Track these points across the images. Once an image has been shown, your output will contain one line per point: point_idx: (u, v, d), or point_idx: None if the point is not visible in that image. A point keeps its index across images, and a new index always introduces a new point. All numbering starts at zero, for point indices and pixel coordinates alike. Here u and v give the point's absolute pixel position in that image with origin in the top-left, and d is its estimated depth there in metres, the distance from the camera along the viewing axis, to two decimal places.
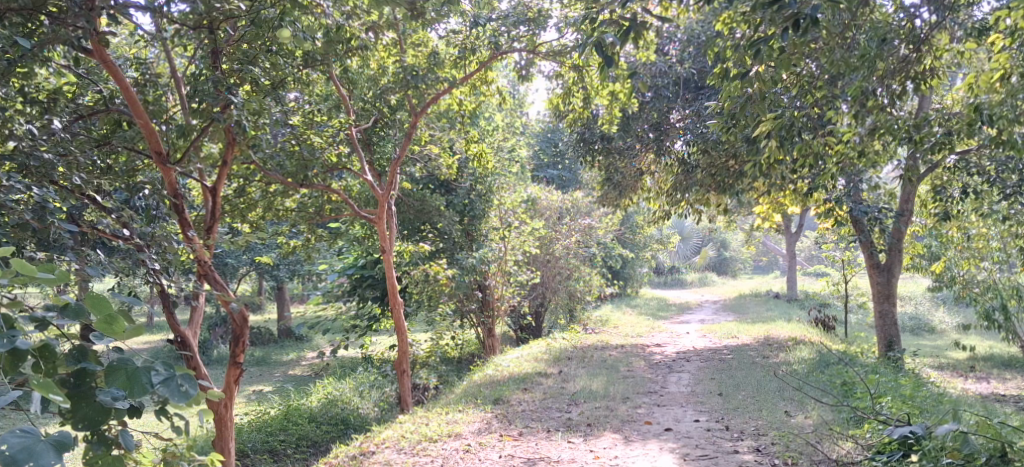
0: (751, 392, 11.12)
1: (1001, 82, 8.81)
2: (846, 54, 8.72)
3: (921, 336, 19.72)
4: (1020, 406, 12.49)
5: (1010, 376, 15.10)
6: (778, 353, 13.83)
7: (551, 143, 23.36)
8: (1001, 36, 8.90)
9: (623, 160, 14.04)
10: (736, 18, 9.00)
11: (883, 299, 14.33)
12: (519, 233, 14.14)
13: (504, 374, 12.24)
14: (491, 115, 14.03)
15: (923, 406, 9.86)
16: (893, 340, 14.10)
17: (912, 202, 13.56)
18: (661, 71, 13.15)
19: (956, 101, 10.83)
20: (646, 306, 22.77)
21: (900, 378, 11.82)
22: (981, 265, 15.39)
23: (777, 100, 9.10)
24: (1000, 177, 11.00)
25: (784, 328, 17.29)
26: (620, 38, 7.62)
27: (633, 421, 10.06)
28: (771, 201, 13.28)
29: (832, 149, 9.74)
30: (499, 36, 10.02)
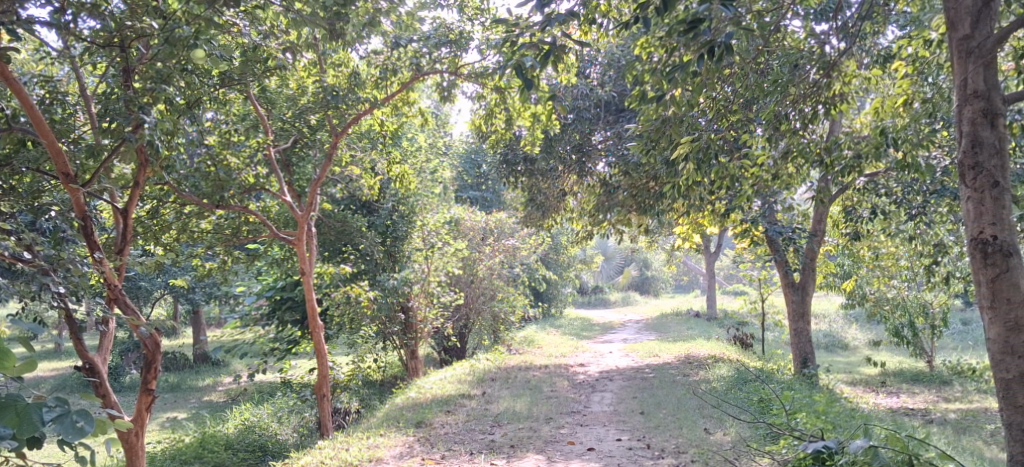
0: (671, 411, 11.26)
1: (904, 107, 9.38)
2: (758, 78, 9.23)
3: (836, 353, 20.24)
4: (928, 420, 12.91)
5: (919, 390, 15.60)
6: (698, 371, 14.05)
7: (474, 164, 23.40)
8: (904, 64, 9.40)
9: (546, 181, 14.05)
10: (654, 43, 9.20)
11: (798, 317, 14.69)
12: (442, 253, 14.07)
13: (427, 397, 12.15)
14: (414, 135, 14.05)
15: (835, 421, 10.12)
16: (807, 357, 14.42)
17: (824, 222, 14.01)
18: (582, 94, 13.33)
19: (863, 125, 11.21)
20: (569, 326, 22.86)
21: (814, 394, 12.11)
22: (890, 283, 15.94)
23: (694, 123, 9.28)
24: (906, 198, 11.41)
25: (704, 346, 17.58)
26: (540, 62, 7.71)
27: (556, 441, 10.08)
28: (690, 222, 13.48)
29: (747, 172, 9.97)
30: (421, 58, 10.10)
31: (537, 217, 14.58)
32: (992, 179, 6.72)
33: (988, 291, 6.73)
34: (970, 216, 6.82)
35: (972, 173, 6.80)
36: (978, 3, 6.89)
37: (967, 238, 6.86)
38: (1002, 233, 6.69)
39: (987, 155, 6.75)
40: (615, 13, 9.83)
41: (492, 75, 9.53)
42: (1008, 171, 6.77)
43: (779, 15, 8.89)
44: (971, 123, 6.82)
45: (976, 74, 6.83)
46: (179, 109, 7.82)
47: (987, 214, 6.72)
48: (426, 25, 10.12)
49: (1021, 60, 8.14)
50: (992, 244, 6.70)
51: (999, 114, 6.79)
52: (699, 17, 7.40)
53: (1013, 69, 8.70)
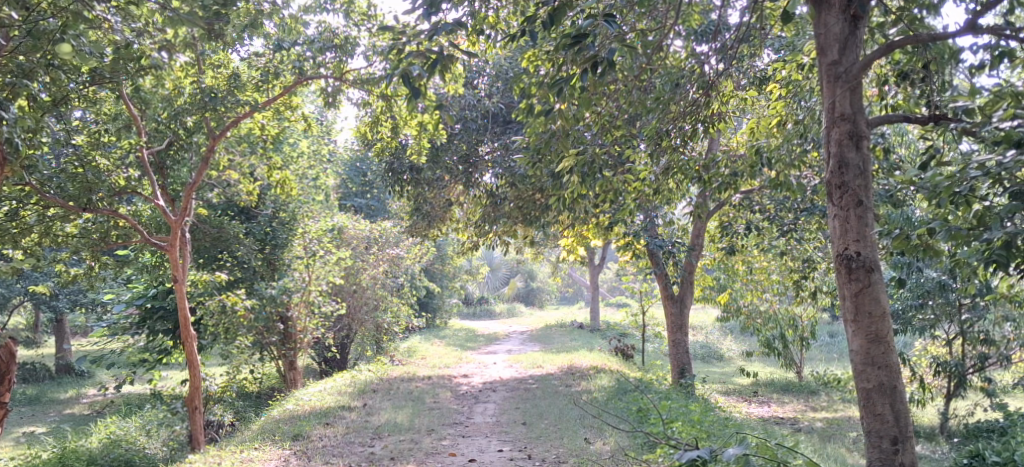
0: (553, 421, 11.33)
1: (778, 128, 9.73)
2: (643, 96, 9.42)
3: (711, 364, 20.80)
4: (797, 428, 13.36)
5: (789, 399, 16.18)
6: (580, 382, 14.20)
7: (359, 172, 23.01)
8: (778, 86, 9.92)
9: (433, 191, 13.92)
10: (542, 57, 9.27)
11: (676, 329, 15.03)
12: (324, 262, 13.69)
13: (306, 409, 11.87)
14: (296, 141, 13.86)
15: (710, 430, 10.42)
16: (685, 367, 14.72)
17: (702, 237, 14.48)
18: (470, 104, 13.33)
19: (740, 143, 11.60)
20: (453, 337, 22.73)
21: (691, 403, 12.39)
22: (763, 296, 16.51)
23: (580, 137, 9.39)
24: (777, 215, 11.93)
25: (587, 357, 17.78)
26: (427, 71, 7.61)
27: (438, 453, 9.98)
28: (574, 234, 13.62)
29: (630, 187, 10.16)
30: (304, 62, 9.99)
31: (423, 226, 14.46)
32: (857, 198, 7.00)
33: (852, 304, 7.00)
34: (836, 233, 7.08)
35: (839, 192, 7.07)
36: (847, 30, 7.19)
37: (833, 254, 7.12)
38: (865, 250, 6.98)
39: (852, 176, 7.03)
40: (503, 26, 9.87)
41: (377, 83, 9.39)
42: (871, 191, 7.08)
43: (664, 33, 9.12)
44: (839, 144, 7.09)
45: (844, 98, 7.11)
46: (43, 106, 7.73)
47: (851, 232, 7.00)
48: (310, 28, 9.93)
49: (883, 86, 8.57)
50: (857, 260, 6.97)
51: (864, 137, 7.09)
52: (583, 32, 7.56)
53: (876, 94, 9.16)
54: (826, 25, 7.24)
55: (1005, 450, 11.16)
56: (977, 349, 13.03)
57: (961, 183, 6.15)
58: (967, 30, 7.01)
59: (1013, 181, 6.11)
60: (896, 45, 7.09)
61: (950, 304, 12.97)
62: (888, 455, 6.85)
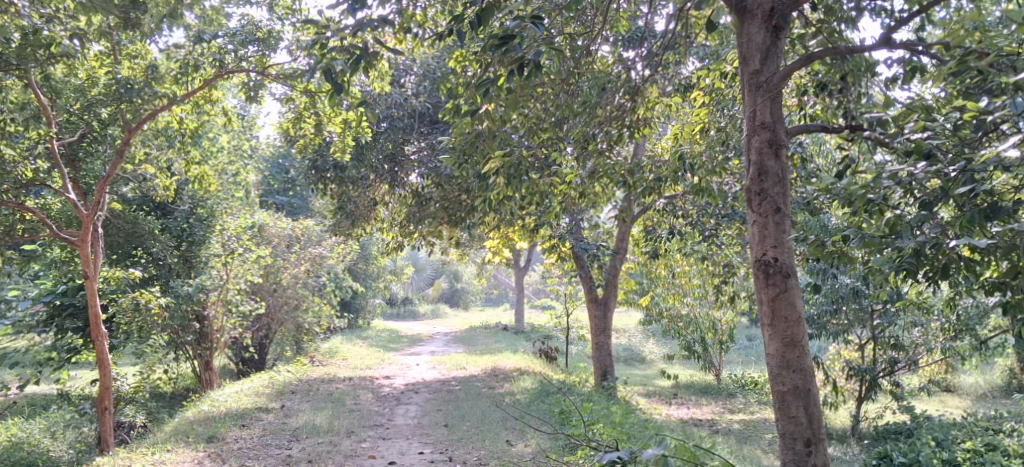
0: (475, 423, 11.27)
1: (701, 134, 9.88)
2: (570, 99, 9.49)
3: (634, 366, 20.98)
4: (715, 430, 13.54)
5: (707, 402, 16.44)
6: (503, 384, 14.18)
7: (281, 169, 22.67)
8: (702, 93, 10.07)
9: (357, 189, 13.69)
10: (469, 57, 9.24)
11: (600, 332, 15.11)
12: (242, 260, 13.50)
13: (221, 410, 11.59)
14: (216, 136, 13.61)
15: (630, 432, 10.52)
16: (607, 369, 14.81)
17: (626, 241, 14.64)
18: (396, 103, 13.23)
19: (665, 149, 11.76)
20: (376, 338, 22.51)
21: (612, 405, 12.47)
22: (685, 300, 16.74)
23: (506, 139, 9.37)
24: (700, 220, 12.13)
25: (510, 359, 17.82)
26: (351, 66, 7.47)
27: (357, 455, 9.83)
28: (500, 236, 13.62)
29: (556, 189, 10.18)
30: (224, 55, 9.75)
31: (346, 226, 14.32)
32: (775, 205, 7.11)
33: (769, 309, 7.10)
34: (755, 239, 7.19)
35: (758, 199, 7.17)
36: (768, 41, 7.30)
37: (752, 260, 7.22)
38: (782, 256, 7.09)
39: (771, 183, 7.14)
40: (431, 24, 9.81)
41: (299, 77, 9.22)
42: (789, 198, 7.20)
43: (591, 38, 9.18)
44: (758, 152, 7.19)
45: (764, 107, 7.21)
46: None
47: (769, 238, 7.11)
48: (232, 20, 9.74)
49: (803, 96, 8.77)
50: (774, 266, 7.09)
51: (782, 145, 7.20)
52: (510, 33, 7.56)
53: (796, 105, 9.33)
54: (748, 34, 7.35)
55: (912, 451, 11.51)
56: (887, 354, 13.41)
57: (875, 192, 6.27)
58: (882, 44, 7.17)
59: (923, 191, 6.26)
60: (815, 57, 7.22)
61: (863, 310, 13.35)
62: (801, 457, 6.95)
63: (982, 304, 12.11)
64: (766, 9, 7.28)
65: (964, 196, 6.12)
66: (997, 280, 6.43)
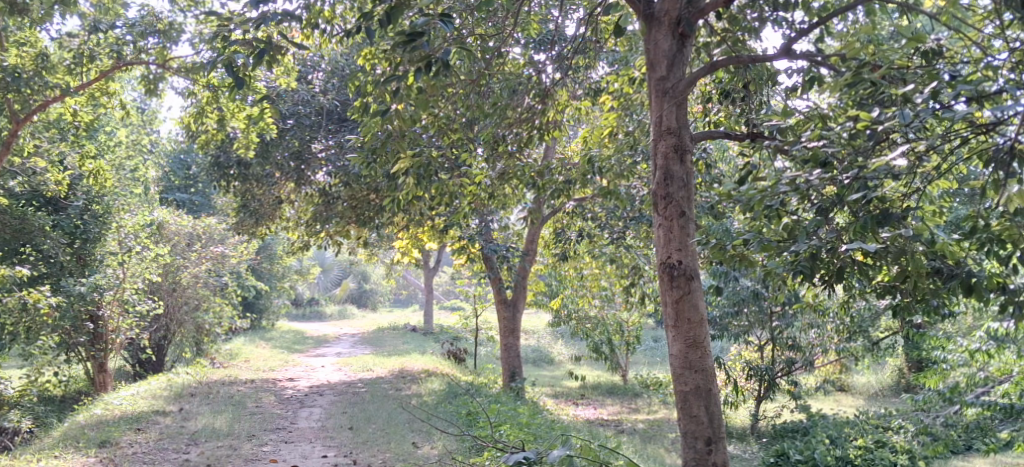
0: (381, 425, 11.14)
1: (609, 138, 10.11)
2: (481, 100, 9.52)
3: (542, 367, 21.14)
4: (620, 430, 13.71)
5: (612, 402, 16.66)
6: (410, 385, 14.07)
7: (183, 165, 22.10)
8: (611, 98, 10.21)
9: (261, 187, 13.46)
10: (378, 55, 9.13)
11: (508, 333, 15.14)
12: (139, 259, 13.21)
13: (115, 414, 11.17)
14: (113, 130, 13.19)
15: (537, 433, 10.57)
16: (515, 371, 14.85)
17: (536, 243, 14.70)
18: (304, 100, 13.00)
19: (574, 152, 11.90)
20: (280, 339, 22.10)
21: (519, 406, 12.49)
22: (593, 302, 16.93)
23: (416, 138, 9.29)
24: (608, 223, 12.30)
25: (418, 360, 17.73)
26: (254, 59, 7.22)
27: (258, 459, 9.62)
28: (409, 236, 13.55)
29: (466, 190, 10.18)
30: (123, 46, 9.42)
31: (249, 224, 14.05)
32: (680, 209, 7.20)
33: (673, 311, 7.18)
34: (660, 242, 7.27)
35: (663, 203, 7.26)
36: (674, 48, 7.41)
37: (657, 263, 7.30)
38: (685, 259, 7.19)
39: (676, 188, 7.23)
40: (340, 20, 9.66)
41: (200, 71, 8.96)
42: (693, 203, 7.30)
43: (502, 39, 9.19)
44: (664, 157, 7.28)
45: (670, 112, 7.31)
46: None
47: (674, 241, 7.20)
48: (131, 10, 9.43)
49: (708, 104, 8.98)
50: (678, 268, 7.18)
51: (687, 150, 7.30)
52: (418, 31, 7.42)
53: (701, 111, 9.53)
54: (655, 41, 7.44)
55: (808, 449, 11.89)
56: (785, 354, 13.80)
57: (773, 197, 6.43)
58: (783, 54, 7.35)
59: (820, 197, 6.41)
60: (719, 65, 7.34)
61: (762, 312, 13.72)
62: (701, 456, 7.04)
63: (875, 307, 12.54)
64: (673, 16, 7.39)
65: (858, 203, 6.29)
66: (887, 284, 6.77)
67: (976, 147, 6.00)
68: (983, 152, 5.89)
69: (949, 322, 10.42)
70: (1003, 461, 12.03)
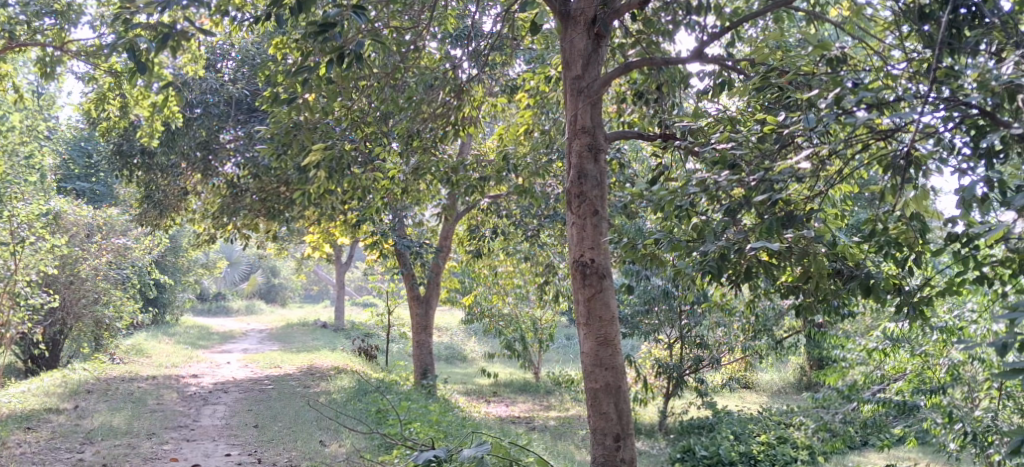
0: (287, 423, 10.92)
1: (525, 136, 10.13)
2: (395, 94, 9.41)
3: (454, 364, 21.07)
4: (531, 427, 13.74)
5: (524, 399, 16.70)
6: (319, 382, 13.85)
7: (84, 153, 21.40)
8: (526, 95, 10.22)
9: (166, 178, 13.10)
10: (289, 45, 8.91)
11: (421, 329, 15.04)
12: (34, 250, 12.65)
13: (5, 412, 10.68)
14: (7, 115, 12.64)
15: (446, 430, 10.50)
16: (427, 368, 14.75)
17: (450, 239, 14.62)
18: (213, 88, 12.57)
19: (490, 148, 11.89)
20: (184, 334, 21.52)
21: (430, 403, 12.40)
22: (506, 300, 16.95)
23: (328, 131, 9.12)
24: (523, 221, 12.32)
25: (328, 357, 17.47)
26: (159, 45, 6.95)
27: (157, 458, 9.31)
28: (320, 231, 13.35)
29: (379, 185, 10.06)
30: (17, 26, 8.96)
31: (153, 216, 13.63)
32: (593, 208, 7.22)
33: (585, 309, 7.20)
34: (573, 240, 7.28)
35: (577, 201, 7.27)
36: (590, 47, 7.43)
37: (570, 261, 7.31)
38: (597, 257, 7.21)
39: (590, 186, 7.25)
40: (251, 8, 9.41)
41: (100, 55, 8.62)
42: (606, 201, 7.33)
43: (417, 33, 9.06)
44: (579, 156, 7.30)
45: (585, 111, 7.32)
46: None
47: (587, 240, 7.22)
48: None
49: (622, 104, 9.06)
50: (590, 266, 7.19)
51: (602, 149, 7.33)
52: (331, 21, 7.22)
53: (615, 111, 9.62)
54: (571, 40, 7.45)
55: (713, 445, 12.17)
56: (693, 352, 14.04)
57: (682, 197, 6.49)
58: (695, 57, 7.43)
59: (728, 199, 6.48)
60: (633, 66, 7.37)
61: (672, 310, 13.95)
62: (610, 452, 7.07)
63: (779, 307, 12.82)
64: (589, 16, 7.40)
65: (765, 205, 6.37)
66: (792, 284, 6.90)
67: (876, 152, 6.13)
68: (883, 158, 6.02)
69: (848, 322, 10.73)
70: (897, 455, 12.43)
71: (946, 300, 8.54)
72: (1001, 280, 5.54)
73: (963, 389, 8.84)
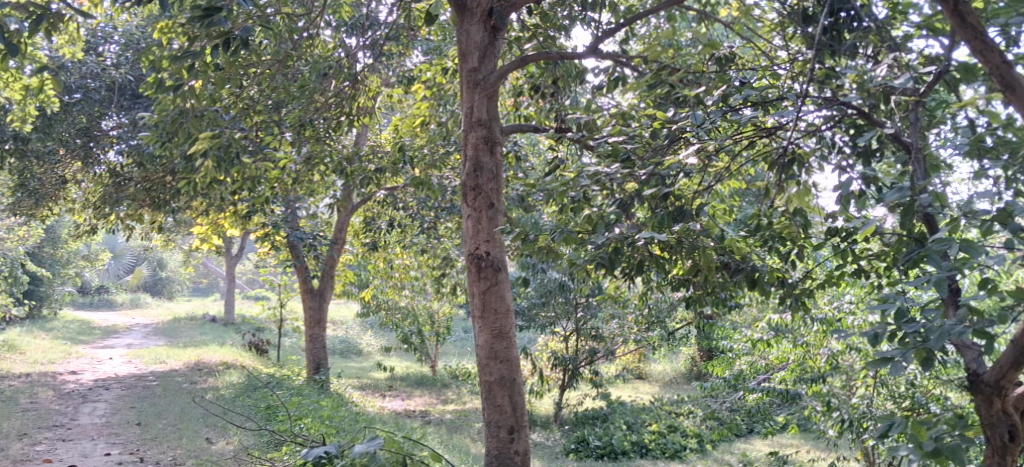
0: (171, 420, 10.57)
1: (421, 128, 10.02)
2: (287, 83, 9.16)
3: (349, 359, 20.81)
4: (426, 420, 13.66)
5: (420, 393, 16.60)
6: (206, 378, 13.46)
7: None
8: (423, 86, 10.12)
9: (42, 165, 12.58)
10: (175, 29, 8.56)
11: (314, 323, 14.77)
12: None
13: None
14: None
15: (339, 425, 10.34)
16: (320, 362, 14.50)
17: (345, 231, 14.38)
18: (92, 72, 12.02)
19: (385, 139, 11.74)
20: (63, 329, 20.65)
21: (322, 399, 12.18)
22: (403, 293, 16.81)
23: (215, 119, 8.81)
24: (420, 213, 12.21)
25: (216, 351, 16.99)
26: (32, 27, 6.56)
27: (29, 460, 8.87)
28: (209, 222, 12.98)
29: (271, 175, 9.82)
30: None
31: (28, 205, 13.01)
32: (489, 201, 7.18)
33: (480, 302, 7.16)
34: (469, 233, 7.23)
35: (473, 194, 7.22)
36: (486, 40, 7.39)
37: (465, 253, 7.25)
38: (493, 250, 7.18)
39: (486, 179, 7.21)
40: None
41: None
42: (501, 195, 7.30)
43: (309, 21, 8.83)
44: (474, 148, 7.24)
45: (481, 104, 7.27)
46: None
47: (482, 232, 7.17)
48: None
49: (519, 97, 9.07)
50: (486, 259, 7.15)
51: (497, 142, 7.30)
52: (216, 7, 7.01)
53: (512, 104, 9.62)
54: (467, 32, 7.39)
55: (606, 435, 12.43)
56: (588, 345, 14.19)
57: (575, 190, 6.48)
58: (590, 52, 7.45)
59: (620, 194, 6.52)
60: (529, 59, 7.34)
61: (568, 303, 14.08)
62: (504, 444, 7.04)
63: (671, 298, 13.05)
64: (485, 8, 7.35)
65: (657, 200, 6.43)
66: (682, 277, 7.03)
67: (761, 150, 6.26)
68: (768, 154, 6.13)
69: (737, 314, 10.99)
70: (781, 442, 12.83)
71: (826, 292, 8.83)
72: (876, 274, 5.72)
73: (842, 378, 9.17)
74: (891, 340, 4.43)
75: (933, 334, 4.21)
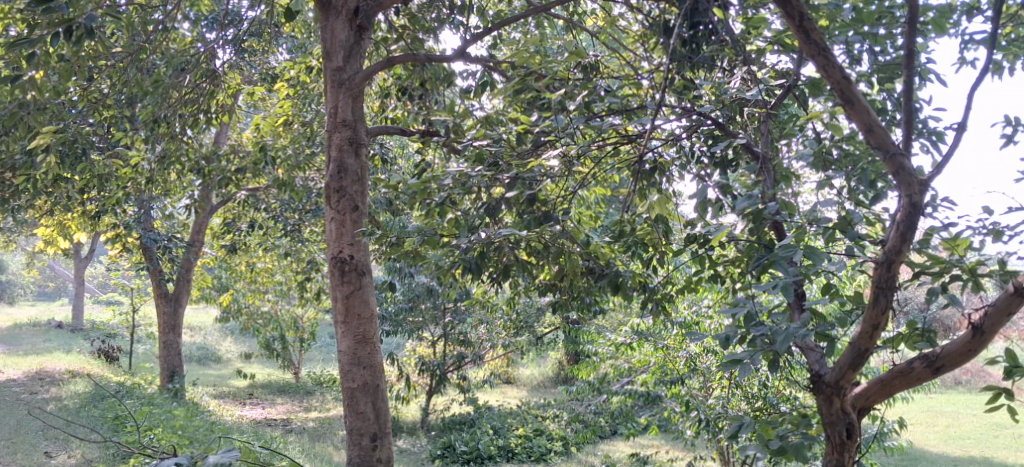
0: (5, 434, 9.91)
1: (284, 128, 9.71)
2: (140, 76, 8.72)
3: (207, 366, 20.08)
4: (287, 429, 13.29)
5: (282, 400, 16.16)
6: (48, 388, 12.71)
7: None
8: (286, 85, 9.83)
9: None
10: (13, 14, 8.01)
11: (169, 329, 14.16)
12: None
13: None
14: None
15: (192, 436, 9.93)
16: (175, 370, 13.91)
17: (203, 233, 13.86)
18: None
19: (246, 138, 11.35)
20: None
21: (175, 408, 11.68)
22: (265, 297, 16.32)
23: (59, 112, 8.30)
24: (282, 215, 11.87)
25: (61, 360, 16.09)
26: None
27: None
28: (54, 222, 12.27)
29: (122, 174, 9.35)
30: None
31: None
32: (353, 203, 7.00)
33: (342, 306, 6.95)
34: (331, 236, 7.02)
35: (336, 196, 7.02)
36: (351, 39, 7.21)
37: (328, 257, 7.05)
38: (357, 253, 6.99)
39: (350, 181, 7.03)
40: None
41: None
42: (365, 198, 7.13)
43: (164, 12, 8.42)
44: (338, 149, 7.05)
45: (345, 104, 7.08)
46: None
47: (346, 235, 6.98)
48: None
49: (386, 99, 8.89)
50: (349, 263, 6.96)
51: (362, 144, 7.13)
52: None
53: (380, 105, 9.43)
54: (331, 30, 7.19)
55: (472, 440, 12.46)
56: (455, 349, 14.10)
57: (437, 193, 6.37)
58: (458, 56, 7.35)
59: (483, 198, 6.45)
60: (396, 61, 7.20)
61: (435, 308, 13.96)
62: (366, 452, 6.86)
63: (538, 303, 13.08)
64: (351, 8, 7.17)
65: (521, 204, 6.38)
66: (548, 282, 6.99)
67: (623, 157, 6.30)
68: (630, 161, 6.18)
69: (602, 317, 11.11)
70: (643, 444, 13.06)
71: (686, 297, 9.02)
72: (731, 279, 5.84)
73: (699, 380, 9.38)
74: (741, 342, 4.51)
75: (779, 337, 4.30)
